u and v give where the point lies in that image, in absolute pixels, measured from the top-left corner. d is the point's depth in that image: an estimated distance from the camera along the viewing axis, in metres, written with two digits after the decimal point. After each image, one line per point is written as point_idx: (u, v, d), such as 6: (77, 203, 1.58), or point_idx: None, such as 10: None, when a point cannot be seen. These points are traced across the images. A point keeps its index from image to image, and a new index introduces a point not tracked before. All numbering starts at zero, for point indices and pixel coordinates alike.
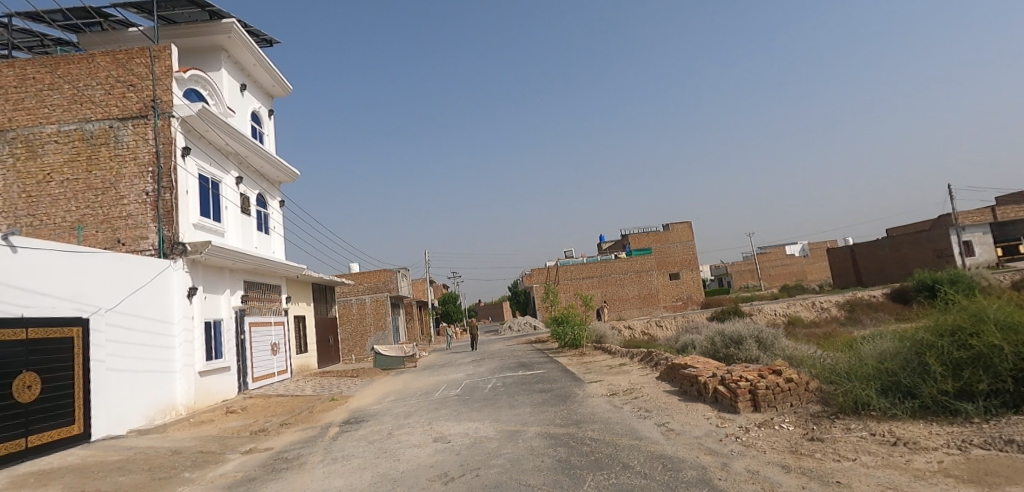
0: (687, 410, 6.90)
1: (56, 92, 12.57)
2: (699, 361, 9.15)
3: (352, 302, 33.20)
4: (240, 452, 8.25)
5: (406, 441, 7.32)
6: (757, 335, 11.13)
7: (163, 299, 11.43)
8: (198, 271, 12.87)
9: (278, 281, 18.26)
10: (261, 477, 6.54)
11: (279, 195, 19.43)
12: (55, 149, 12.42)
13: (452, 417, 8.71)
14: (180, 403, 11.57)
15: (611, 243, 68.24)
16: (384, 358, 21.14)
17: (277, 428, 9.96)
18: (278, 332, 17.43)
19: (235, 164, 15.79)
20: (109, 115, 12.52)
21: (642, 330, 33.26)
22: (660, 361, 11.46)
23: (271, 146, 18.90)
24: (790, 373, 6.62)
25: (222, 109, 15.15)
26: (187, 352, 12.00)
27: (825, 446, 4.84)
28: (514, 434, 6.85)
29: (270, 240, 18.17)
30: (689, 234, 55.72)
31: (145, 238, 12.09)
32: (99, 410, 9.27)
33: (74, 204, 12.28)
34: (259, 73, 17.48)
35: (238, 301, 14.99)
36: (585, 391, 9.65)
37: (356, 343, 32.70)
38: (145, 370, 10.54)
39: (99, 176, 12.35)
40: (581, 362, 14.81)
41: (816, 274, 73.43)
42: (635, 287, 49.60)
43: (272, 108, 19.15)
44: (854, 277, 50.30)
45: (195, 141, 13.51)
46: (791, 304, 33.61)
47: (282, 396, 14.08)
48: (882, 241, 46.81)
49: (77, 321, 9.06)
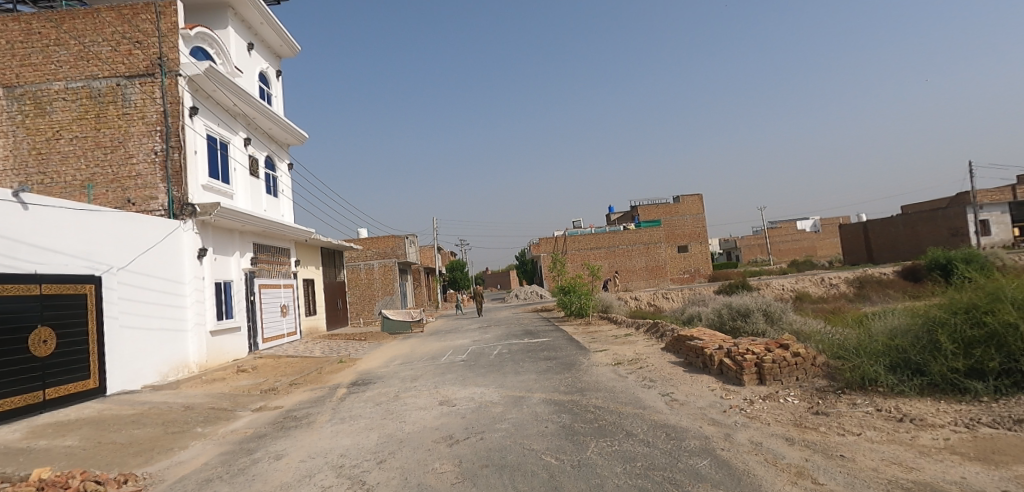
0: (691, 381, 6.93)
1: (62, 48, 12.44)
2: (705, 333, 9.14)
3: (360, 267, 33.43)
4: (250, 410, 8.43)
5: (412, 403, 7.43)
6: (765, 309, 11.08)
7: (174, 259, 11.53)
8: (207, 232, 12.93)
9: (288, 245, 18.37)
10: (270, 434, 6.69)
11: (287, 158, 19.36)
12: (63, 106, 12.35)
13: (458, 382, 8.82)
14: (192, 360, 11.80)
15: (620, 215, 67.88)
16: (392, 323, 21.39)
17: (286, 388, 10.16)
18: (287, 294, 17.62)
19: (243, 126, 15.67)
20: (116, 72, 12.40)
21: (649, 301, 33.33)
22: (666, 332, 11.48)
23: (279, 108, 18.73)
24: (797, 347, 6.59)
25: (229, 68, 14.95)
26: (199, 311, 12.17)
27: (830, 420, 4.83)
28: (519, 400, 6.92)
29: (278, 203, 18.18)
30: (700, 207, 55.21)
31: (154, 198, 12.12)
32: (113, 366, 9.46)
33: (83, 162, 12.29)
34: (267, 32, 17.19)
35: (248, 263, 15.11)
36: (590, 359, 9.71)
37: (364, 307, 33.10)
38: (157, 328, 10.70)
39: (108, 134, 12.31)
40: (587, 331, 14.89)
41: (827, 250, 72.81)
42: (643, 258, 49.50)
43: (280, 69, 18.89)
44: (866, 254, 49.79)
45: (203, 101, 13.39)
46: (800, 279, 33.43)
47: (291, 357, 14.32)
48: (897, 218, 46.13)
49: (90, 278, 9.18)
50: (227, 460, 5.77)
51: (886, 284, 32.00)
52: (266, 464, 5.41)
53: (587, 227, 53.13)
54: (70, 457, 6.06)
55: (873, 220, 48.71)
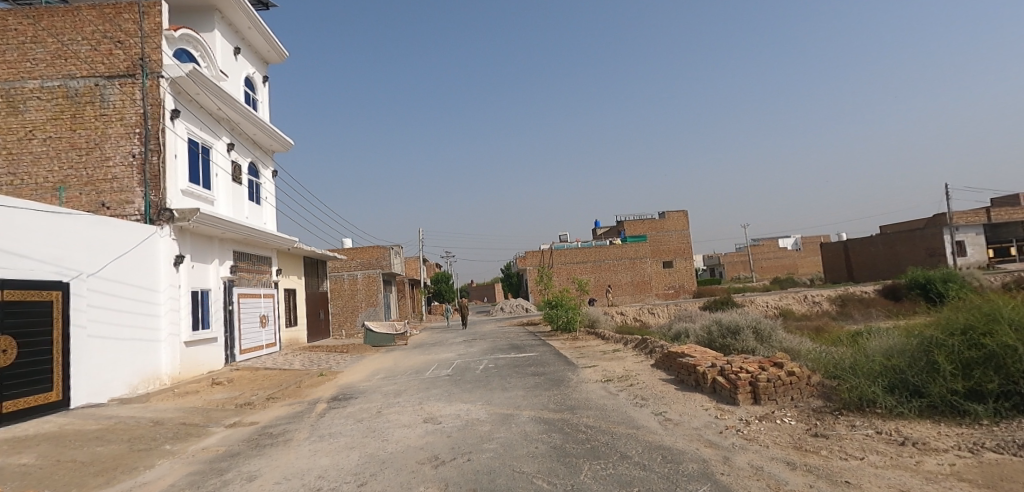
0: (684, 400, 6.74)
1: (39, 46, 12.04)
2: (696, 350, 8.99)
3: (343, 277, 32.86)
4: (224, 426, 8.04)
5: (395, 420, 7.13)
6: (754, 326, 10.98)
7: (148, 266, 11.09)
8: (185, 239, 12.52)
9: (269, 253, 17.94)
10: (244, 452, 6.33)
11: (271, 165, 18.98)
12: (37, 105, 11.92)
13: (443, 398, 8.52)
14: (165, 372, 11.33)
15: (606, 229, 68.08)
16: (375, 335, 20.96)
17: (263, 402, 9.75)
18: (267, 304, 17.14)
19: (226, 131, 15.33)
20: (95, 72, 12.03)
21: (635, 316, 33.30)
22: (655, 348, 11.32)
23: (265, 113, 18.41)
24: (792, 366, 6.45)
25: (214, 72, 14.64)
26: (173, 321, 11.72)
27: (830, 443, 4.67)
28: (507, 418, 6.67)
29: (261, 211, 17.77)
30: (685, 223, 55.59)
31: (130, 203, 11.71)
32: (78, 377, 8.99)
33: (57, 164, 11.84)
34: (254, 36, 16.93)
35: (227, 272, 14.67)
36: (579, 376, 9.49)
37: (346, 318, 32.49)
38: (127, 337, 10.24)
39: (84, 135, 11.90)
40: (575, 347, 14.65)
41: (808, 267, 73.85)
42: (629, 273, 49.58)
43: (266, 74, 18.60)
44: (846, 272, 50.51)
45: (185, 104, 13.05)
46: (783, 296, 33.68)
47: (269, 369, 13.86)
48: (876, 237, 46.93)
49: (57, 285, 8.76)
50: (197, 481, 5.42)
51: (867, 302, 32.37)
52: (238, 486, 5.07)
53: (573, 242, 53.15)
54: (25, 477, 5.64)
55: (853, 239, 49.50)
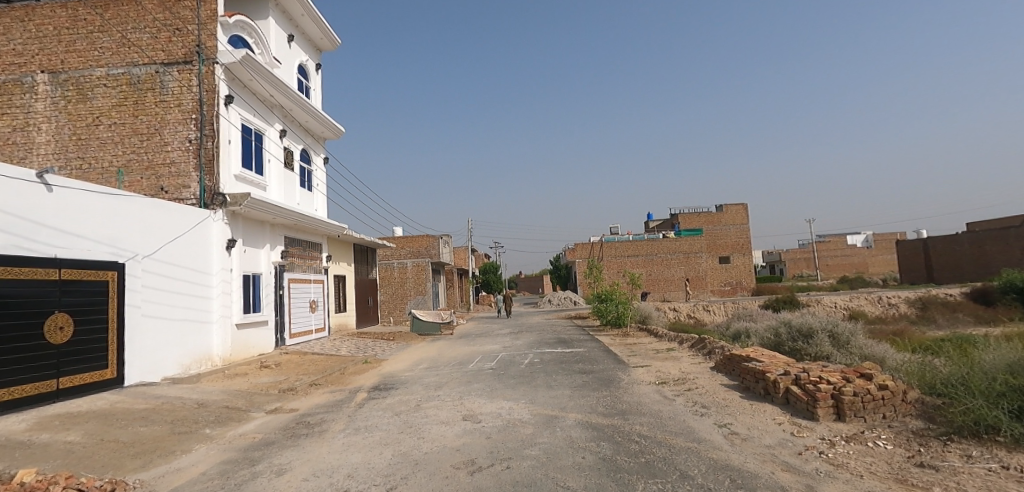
0: (752, 411, 6.00)
1: (106, 35, 12.43)
2: (764, 354, 8.12)
3: (393, 266, 33.24)
4: (265, 411, 7.94)
5: (434, 416, 6.76)
6: (830, 330, 9.92)
7: (202, 249, 11.27)
8: (238, 224, 12.67)
9: (320, 240, 18.12)
10: (278, 442, 6.13)
11: (323, 152, 19.12)
12: (103, 92, 12.33)
13: (484, 393, 8.11)
14: (216, 353, 11.53)
15: (659, 222, 66.01)
16: (422, 324, 20.94)
17: (306, 388, 9.67)
18: (316, 289, 17.32)
19: (279, 117, 15.47)
20: (155, 59, 12.29)
21: (688, 313, 31.99)
22: (714, 349, 10.47)
23: (317, 101, 18.55)
24: (884, 379, 5.60)
25: (268, 59, 14.76)
26: (226, 304, 11.92)
27: (942, 479, 3.94)
28: (551, 421, 6.14)
29: (312, 198, 17.93)
30: (744, 218, 53.13)
31: (186, 187, 11.91)
32: (133, 356, 9.17)
33: (120, 149, 12.20)
34: (308, 24, 17.00)
35: (278, 257, 14.84)
36: (630, 376, 8.83)
37: (395, 306, 32.88)
38: (182, 318, 10.43)
39: (145, 121, 12.20)
40: (626, 344, 13.91)
41: (878, 267, 69.24)
42: (683, 268, 47.83)
43: (319, 63, 18.73)
44: (925, 273, 46.65)
45: (239, 90, 13.15)
46: (854, 297, 31.43)
47: (317, 354, 13.95)
48: (962, 236, 43.24)
49: (113, 265, 8.90)
50: (227, 470, 5.21)
51: (952, 306, 29.55)
52: (266, 480, 4.80)
53: (625, 234, 51.78)
54: (67, 455, 5.62)
55: (935, 237, 45.61)
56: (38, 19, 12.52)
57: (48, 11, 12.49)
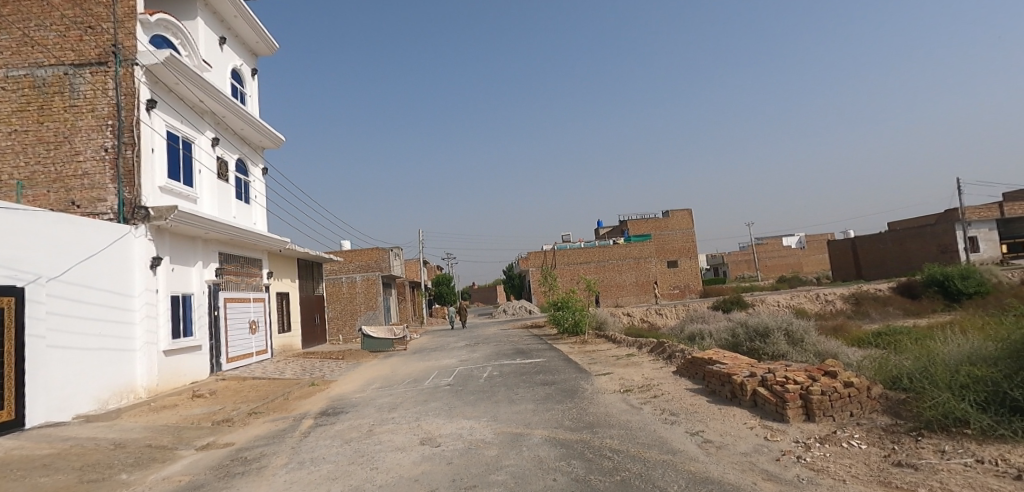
0: (722, 416, 5.80)
1: (5, 33, 11.21)
2: (725, 356, 8.03)
3: (342, 281, 31.95)
4: (195, 448, 7.13)
5: (387, 441, 6.22)
6: (785, 328, 10.01)
7: (122, 269, 10.23)
8: (164, 241, 11.62)
9: (260, 255, 17.01)
10: (209, 484, 5.42)
11: (261, 162, 18.06)
12: (2, 96, 11.06)
13: (443, 412, 7.59)
14: (140, 384, 10.44)
15: (609, 229, 67.21)
16: (373, 340, 20.06)
17: (244, 418, 8.84)
18: (257, 309, 16.21)
19: (210, 125, 14.42)
20: (64, 60, 11.14)
21: (641, 317, 32.38)
22: (674, 352, 10.37)
23: (254, 108, 17.54)
24: (849, 375, 5.51)
25: (196, 62, 13.76)
26: (151, 328, 10.84)
27: (924, 479, 3.78)
28: (516, 439, 5.73)
29: (249, 211, 16.83)
30: (689, 221, 54.50)
31: (102, 201, 10.79)
32: (37, 394, 8.09)
33: (23, 159, 10.95)
34: (241, 26, 16.05)
35: (212, 275, 13.75)
36: (594, 385, 8.54)
37: (345, 323, 31.58)
38: (97, 348, 9.34)
39: (52, 128, 11.00)
40: (585, 351, 13.67)
41: (812, 266, 73.14)
42: (633, 273, 48.67)
43: (255, 67, 17.74)
44: (855, 270, 49.48)
45: (163, 95, 12.13)
46: (794, 295, 32.80)
47: (257, 379, 12.96)
48: (885, 234, 46.21)
49: (11, 290, 7.84)
50: None
51: (882, 301, 31.30)
52: None
53: (577, 242, 52.29)
54: None
55: (862, 236, 48.48)
56: None
57: None
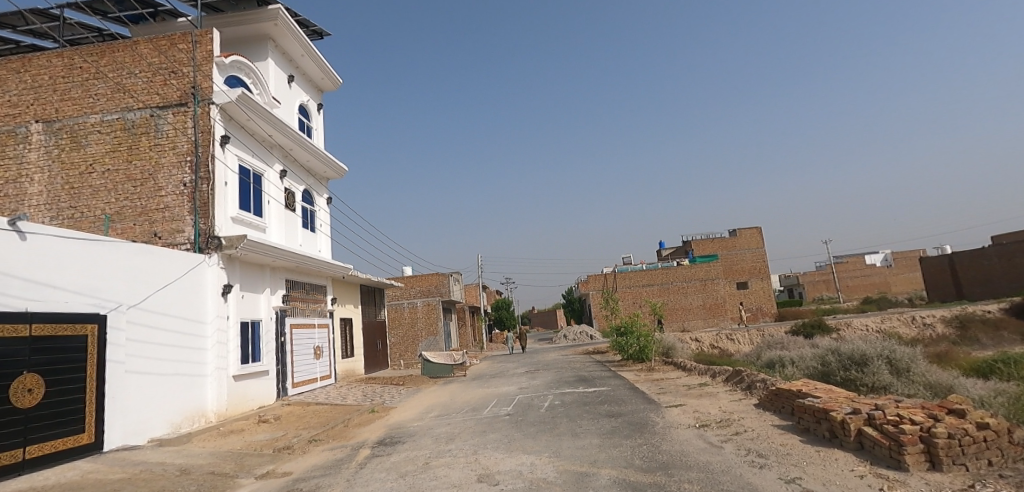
0: (823, 460, 5.01)
1: (101, 81, 12.18)
2: (817, 387, 7.14)
3: (403, 306, 32.45)
4: (255, 476, 7.06)
5: (444, 477, 5.84)
6: (887, 356, 8.90)
7: (196, 297, 10.63)
8: (235, 269, 12.05)
9: (324, 282, 17.42)
10: None
11: (326, 192, 18.66)
12: (97, 139, 11.97)
13: (502, 446, 7.15)
14: (210, 409, 10.69)
15: (672, 249, 65.00)
16: (433, 366, 19.97)
17: (304, 445, 8.77)
18: (321, 334, 16.55)
19: (279, 158, 15.05)
20: (150, 103, 11.96)
21: (711, 342, 30.59)
22: (754, 382, 9.45)
23: (320, 141, 18.23)
24: (984, 416, 4.63)
25: (267, 99, 14.45)
26: (221, 354, 11.15)
27: None
28: (581, 480, 5.20)
29: (315, 239, 17.34)
30: (758, 241, 51.57)
31: (181, 232, 11.34)
32: (114, 418, 8.36)
33: (113, 196, 11.73)
34: (308, 64, 16.82)
35: (280, 301, 14.15)
36: (665, 419, 7.84)
37: (407, 348, 31.90)
38: (171, 373, 9.65)
39: (139, 166, 11.76)
40: (652, 379, 12.82)
41: (901, 286, 67.33)
42: (700, 295, 46.53)
43: (321, 102, 18.49)
44: (953, 289, 44.95)
45: (236, 131, 12.72)
46: (885, 318, 30.07)
47: (321, 404, 13.06)
48: (988, 250, 41.96)
49: (94, 318, 8.21)
50: None
51: (993, 323, 27.96)
52: None
53: (639, 264, 50.75)
54: None
55: (960, 252, 44.09)
56: (32, 69, 12.30)
57: (43, 61, 12.29)
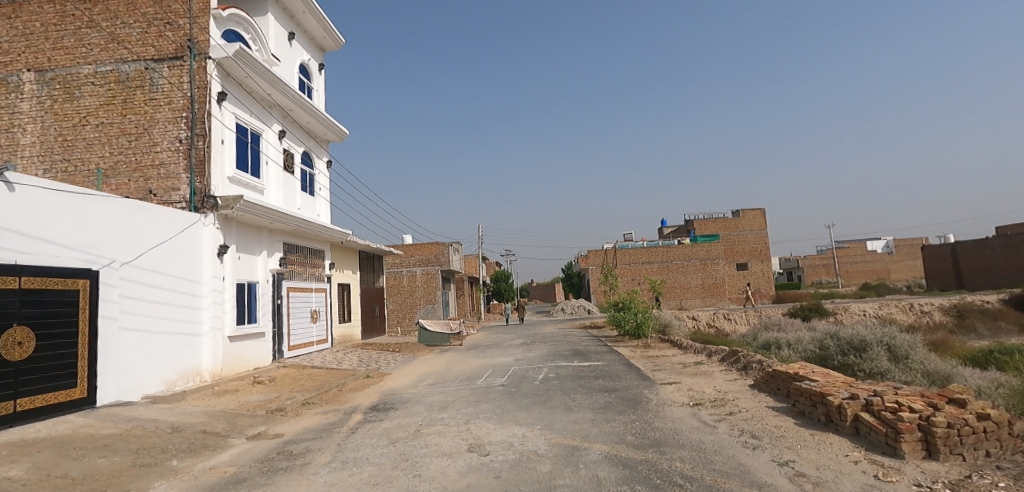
0: (818, 444, 4.95)
1: (95, 31, 11.81)
2: (814, 370, 7.07)
3: (402, 274, 32.44)
4: (246, 437, 7.05)
5: (435, 445, 5.81)
6: (886, 343, 8.83)
7: (191, 256, 10.52)
8: (231, 230, 11.91)
9: (322, 246, 17.30)
10: (252, 479, 5.20)
11: (326, 155, 18.38)
12: (91, 91, 11.67)
13: (494, 416, 7.12)
14: (205, 368, 10.70)
15: (674, 228, 64.74)
16: (430, 334, 20.03)
17: (297, 408, 8.78)
18: (319, 299, 16.52)
19: (278, 118, 14.74)
20: (145, 55, 11.61)
21: (708, 321, 30.69)
22: (750, 363, 9.41)
23: (320, 102, 17.86)
24: (985, 407, 4.55)
25: (266, 56, 14.07)
26: (217, 314, 11.10)
27: None
28: (572, 454, 5.15)
29: (314, 203, 17.15)
30: (762, 222, 51.48)
31: (176, 190, 11.14)
32: (108, 374, 8.34)
33: (108, 150, 11.50)
34: (309, 21, 16.33)
35: (277, 264, 14.06)
36: (659, 396, 7.81)
37: (405, 315, 32.04)
38: (165, 331, 9.61)
39: (134, 120, 11.50)
40: (648, 356, 12.82)
41: (900, 273, 67.30)
42: (699, 275, 46.51)
43: (322, 62, 18.04)
44: (954, 278, 44.73)
45: (234, 88, 12.41)
46: (883, 305, 30.11)
47: (316, 368, 13.10)
48: (992, 240, 41.70)
49: (85, 273, 8.11)
50: None
51: (991, 314, 27.93)
52: None
53: (640, 241, 50.60)
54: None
55: (963, 241, 43.89)
56: (24, 16, 11.93)
57: (35, 7, 11.90)
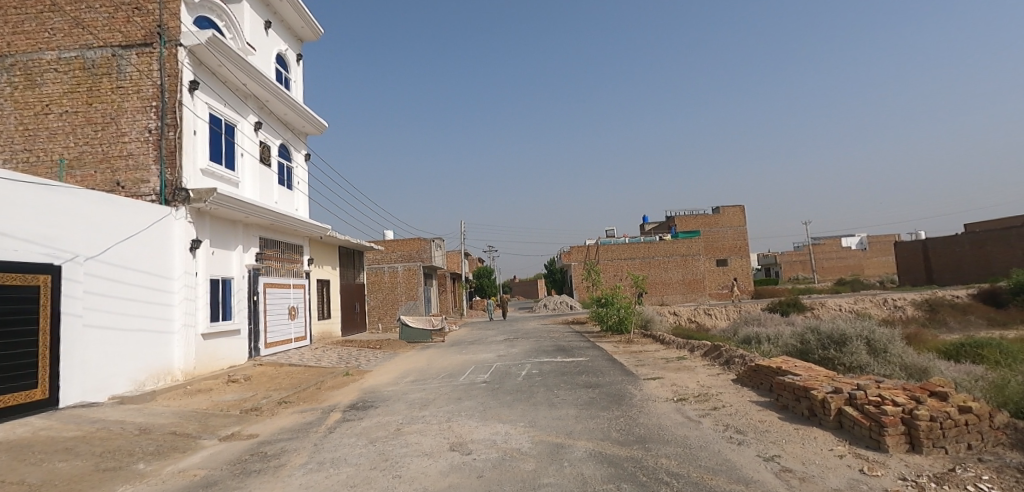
0: (802, 439, 4.92)
1: (58, 15, 11.31)
2: (796, 364, 7.07)
3: (384, 270, 32.06)
4: (218, 438, 6.80)
5: (415, 444, 5.66)
6: (866, 337, 8.90)
7: (161, 251, 10.15)
8: (204, 224, 11.53)
9: (301, 242, 16.92)
10: (222, 482, 4.99)
11: (304, 148, 17.99)
12: (54, 78, 11.17)
13: (476, 413, 6.98)
14: (177, 367, 10.36)
15: (655, 224, 65.24)
16: (411, 331, 19.79)
17: (273, 407, 8.53)
18: (297, 295, 16.16)
19: (254, 109, 14.35)
20: (111, 41, 11.15)
21: (689, 316, 30.96)
22: (732, 357, 9.42)
23: (298, 94, 17.45)
24: (965, 399, 4.56)
25: (240, 45, 13.66)
26: (189, 311, 10.75)
27: None
28: (556, 452, 5.05)
29: (291, 197, 16.77)
30: (740, 219, 52.14)
31: (145, 182, 10.73)
32: (72, 373, 7.99)
33: (72, 140, 11.03)
34: (286, 10, 15.92)
35: (253, 260, 13.69)
36: (643, 391, 7.76)
37: (386, 312, 31.69)
38: (134, 329, 9.26)
39: (100, 109, 11.04)
40: (631, 352, 12.81)
41: (874, 269, 68.85)
42: (680, 271, 46.91)
43: (300, 53, 17.63)
44: (925, 273, 45.89)
45: (206, 77, 12.02)
46: (858, 300, 30.73)
47: (294, 366, 12.80)
48: (962, 237, 42.84)
49: (48, 268, 7.75)
50: None
51: (961, 308, 28.70)
52: None
53: (621, 238, 50.83)
54: None
55: (934, 238, 45.03)
56: None
57: None
